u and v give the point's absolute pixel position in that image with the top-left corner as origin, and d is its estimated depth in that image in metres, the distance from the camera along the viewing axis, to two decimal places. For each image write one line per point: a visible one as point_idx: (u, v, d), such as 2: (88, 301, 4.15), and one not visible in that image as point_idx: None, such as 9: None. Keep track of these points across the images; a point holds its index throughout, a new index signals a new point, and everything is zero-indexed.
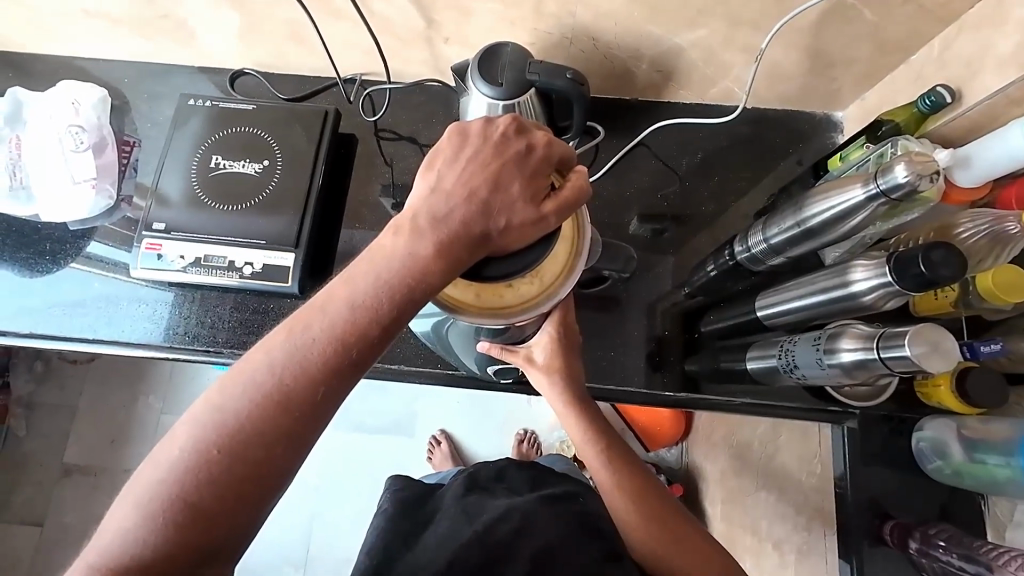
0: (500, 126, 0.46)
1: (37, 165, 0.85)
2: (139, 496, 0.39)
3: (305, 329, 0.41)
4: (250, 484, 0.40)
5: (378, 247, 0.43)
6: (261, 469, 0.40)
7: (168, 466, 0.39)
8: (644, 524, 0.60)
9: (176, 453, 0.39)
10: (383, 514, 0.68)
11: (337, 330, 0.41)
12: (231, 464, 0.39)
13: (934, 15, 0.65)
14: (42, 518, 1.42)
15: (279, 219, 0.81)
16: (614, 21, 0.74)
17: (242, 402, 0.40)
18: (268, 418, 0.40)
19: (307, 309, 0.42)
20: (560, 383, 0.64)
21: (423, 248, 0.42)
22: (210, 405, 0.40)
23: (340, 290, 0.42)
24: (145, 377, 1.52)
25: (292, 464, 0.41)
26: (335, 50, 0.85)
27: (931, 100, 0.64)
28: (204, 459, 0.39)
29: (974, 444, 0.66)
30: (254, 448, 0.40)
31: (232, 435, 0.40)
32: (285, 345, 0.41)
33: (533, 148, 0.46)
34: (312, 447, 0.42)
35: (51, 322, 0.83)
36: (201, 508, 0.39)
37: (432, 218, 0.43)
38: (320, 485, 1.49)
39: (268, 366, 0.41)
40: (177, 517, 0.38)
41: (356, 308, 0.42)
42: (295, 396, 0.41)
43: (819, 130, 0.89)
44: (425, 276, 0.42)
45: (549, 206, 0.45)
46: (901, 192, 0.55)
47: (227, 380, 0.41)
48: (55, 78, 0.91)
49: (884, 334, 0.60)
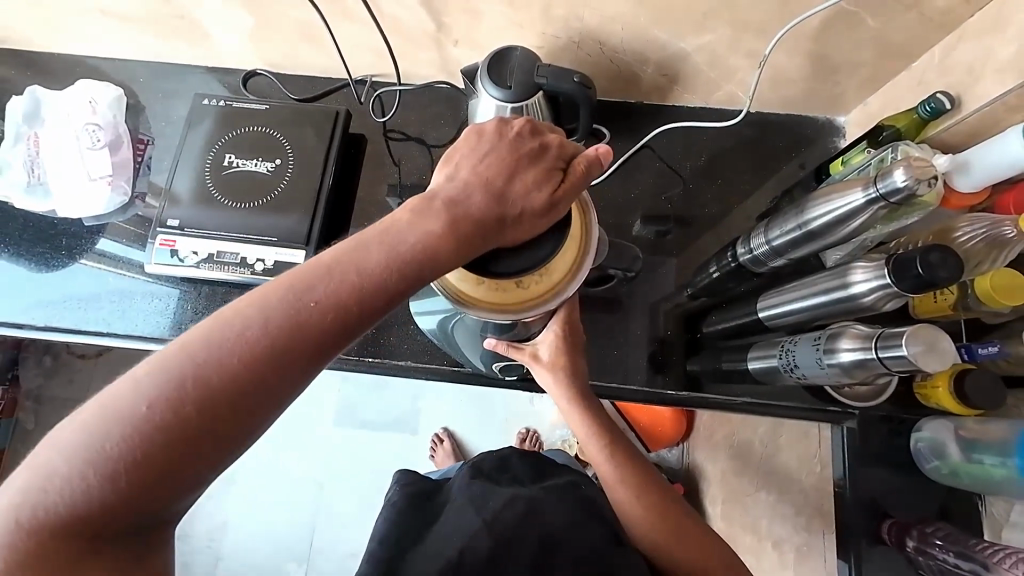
0: (515, 126, 0.48)
1: (55, 162, 0.86)
2: (96, 444, 0.37)
3: (308, 291, 0.41)
4: (216, 442, 0.39)
5: (391, 222, 0.44)
6: (228, 427, 0.39)
7: (133, 417, 0.37)
8: (646, 515, 0.62)
9: (143, 406, 0.38)
10: (393, 506, 0.67)
11: (339, 296, 0.41)
12: (200, 418, 0.38)
13: (936, 22, 0.66)
14: None
15: (290, 217, 0.83)
16: (622, 25, 0.76)
17: (227, 359, 0.39)
18: (250, 380, 0.39)
19: (309, 272, 0.42)
20: (566, 380, 0.65)
21: (435, 230, 0.43)
22: (191, 355, 0.39)
23: (347, 257, 0.42)
24: None
25: (260, 426, 0.41)
26: (346, 51, 0.87)
27: (930, 106, 0.66)
28: (174, 410, 0.38)
29: (971, 444, 0.67)
30: (233, 407, 0.39)
31: (211, 392, 0.38)
32: (283, 305, 0.40)
33: (547, 147, 0.48)
34: (284, 412, 0.42)
35: (66, 315, 0.85)
36: (157, 458, 0.37)
37: (447, 205, 0.44)
38: (324, 481, 1.51)
39: (261, 325, 0.40)
40: (136, 469, 0.37)
41: (362, 278, 0.42)
42: (282, 358, 0.40)
43: (822, 134, 0.90)
44: (436, 255, 0.43)
45: (561, 196, 0.46)
46: (900, 196, 0.56)
47: (214, 333, 0.39)
48: (71, 77, 0.93)
49: (882, 334, 0.62)
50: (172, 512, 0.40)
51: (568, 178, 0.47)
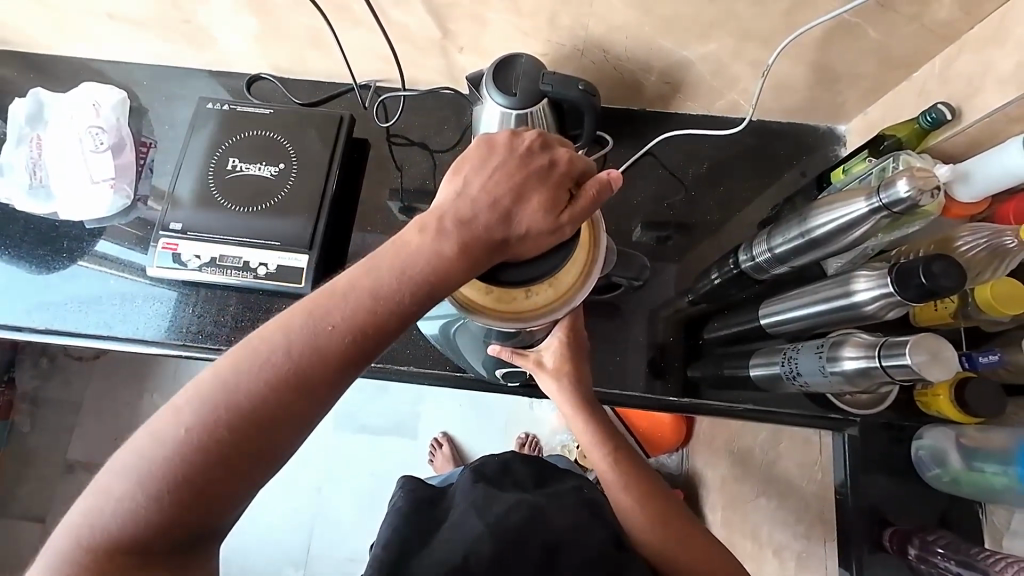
0: (526, 140, 0.47)
1: (58, 164, 0.86)
2: (140, 467, 0.38)
3: (325, 314, 0.41)
4: (251, 464, 0.39)
5: (402, 242, 0.44)
6: (261, 450, 0.39)
7: (172, 441, 0.38)
8: (649, 526, 0.61)
9: (182, 430, 0.38)
10: (397, 511, 0.67)
11: (357, 319, 0.41)
12: (233, 442, 0.39)
13: (937, 34, 0.67)
14: (46, 512, 1.44)
15: (294, 221, 0.83)
16: (626, 34, 0.76)
17: (254, 382, 0.39)
18: (278, 401, 0.40)
19: (326, 295, 0.42)
20: (570, 386, 0.65)
21: (447, 249, 0.43)
22: (220, 382, 0.39)
23: (361, 279, 0.42)
24: (150, 374, 1.53)
25: (290, 448, 0.41)
26: (352, 57, 0.87)
27: (931, 117, 0.66)
28: (209, 436, 0.38)
29: (972, 452, 0.68)
30: (265, 429, 0.39)
31: (241, 415, 0.39)
32: (303, 330, 0.41)
33: (556, 163, 0.46)
34: (312, 433, 0.42)
35: (66, 318, 0.84)
36: (199, 484, 0.38)
37: (457, 221, 0.43)
38: (322, 485, 1.50)
39: (284, 348, 0.40)
40: (178, 491, 0.38)
41: (378, 298, 0.42)
42: (307, 381, 0.40)
43: (823, 142, 0.91)
44: (448, 274, 0.43)
45: (566, 216, 0.45)
46: (903, 206, 0.56)
47: (240, 360, 0.40)
48: (75, 80, 0.93)
49: (885, 343, 0.62)
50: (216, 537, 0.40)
51: (577, 200, 0.45)
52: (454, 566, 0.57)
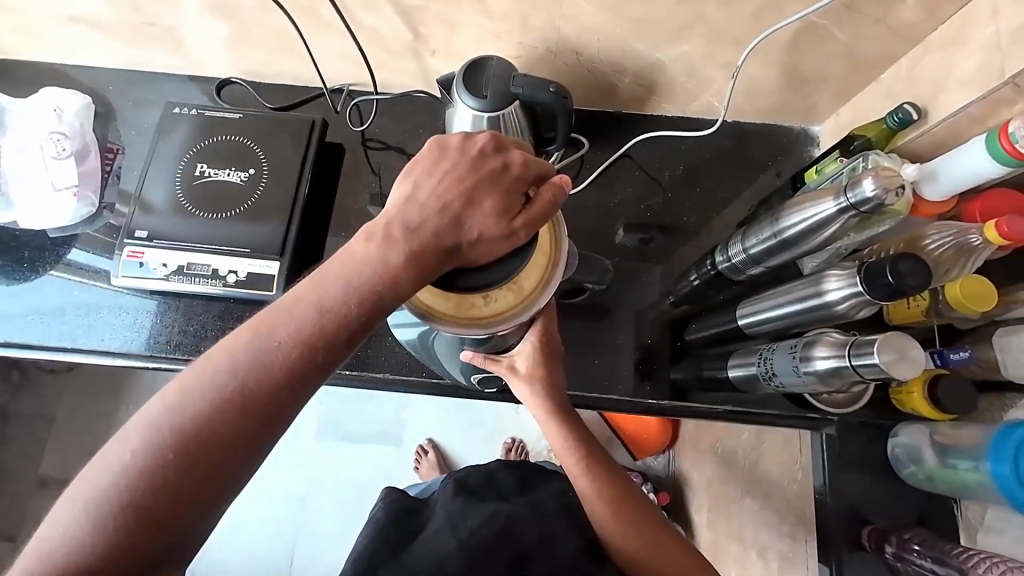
0: (478, 142, 0.46)
1: (17, 172, 0.83)
2: (86, 497, 0.36)
3: (272, 331, 0.40)
4: (203, 489, 0.37)
5: (350, 252, 0.42)
6: (213, 475, 0.38)
7: (118, 467, 0.36)
8: (623, 530, 0.59)
9: (128, 455, 0.37)
10: (375, 523, 0.65)
11: (305, 333, 0.40)
12: (182, 468, 0.37)
13: (902, 36, 0.68)
14: (17, 530, 1.39)
15: (265, 227, 0.81)
16: (599, 36, 0.76)
17: (200, 402, 0.38)
18: (227, 420, 0.38)
19: (273, 311, 0.41)
20: (541, 392, 0.64)
21: (395, 257, 0.41)
22: (167, 406, 0.38)
23: (308, 293, 0.41)
24: (126, 386, 1.49)
25: (245, 471, 0.39)
26: (323, 60, 0.86)
27: (898, 117, 0.67)
28: (156, 463, 0.37)
29: (946, 449, 0.69)
30: (215, 451, 0.38)
31: (189, 436, 0.37)
32: (250, 348, 0.39)
33: (509, 165, 0.45)
34: (268, 453, 0.40)
35: (28, 330, 0.81)
36: (148, 514, 0.36)
37: (406, 228, 0.42)
38: (306, 496, 1.47)
39: (230, 367, 0.39)
40: (124, 521, 0.36)
41: (326, 311, 0.40)
42: (257, 399, 0.39)
43: (797, 143, 0.91)
44: (397, 282, 0.41)
45: (519, 220, 0.44)
46: (869, 206, 0.57)
47: (187, 382, 0.38)
48: (37, 85, 0.91)
49: (855, 342, 0.62)
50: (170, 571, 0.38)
51: (531, 204, 0.44)
52: None
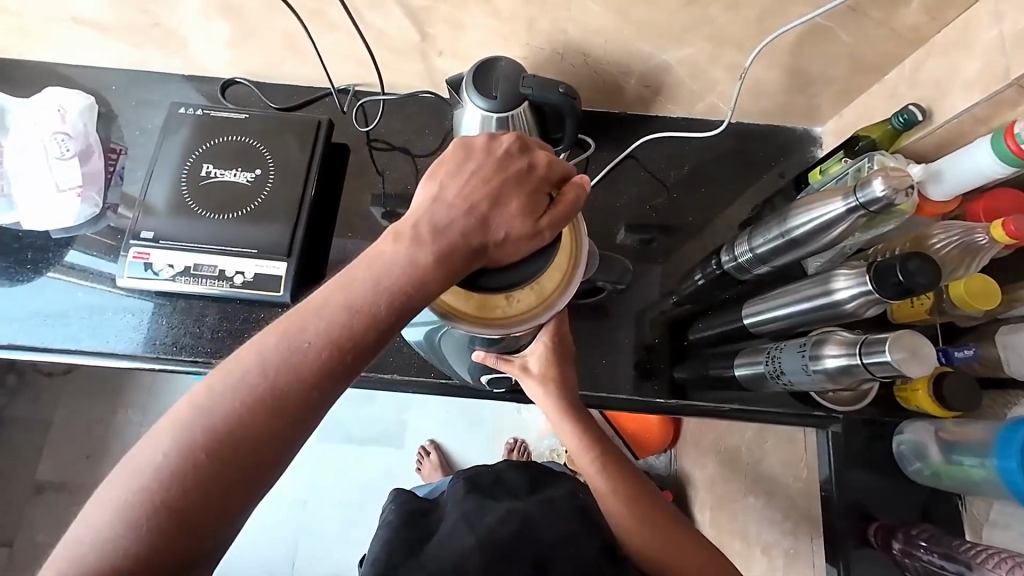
0: (504, 143, 0.46)
1: (19, 173, 0.82)
2: (117, 499, 0.36)
3: (301, 331, 0.40)
4: (234, 490, 0.37)
5: (376, 252, 0.42)
6: (244, 476, 0.38)
7: (150, 468, 0.36)
8: (637, 528, 0.61)
9: (159, 456, 0.37)
10: (388, 526, 0.64)
11: (334, 333, 0.40)
12: (214, 469, 0.37)
13: (905, 38, 0.69)
14: (13, 536, 1.37)
15: (272, 228, 0.81)
16: (605, 37, 0.77)
17: (231, 403, 0.38)
18: (257, 421, 0.38)
19: (301, 311, 0.41)
20: (554, 391, 0.65)
21: (423, 257, 0.42)
22: (197, 407, 0.38)
23: (336, 293, 0.41)
24: (124, 388, 1.48)
25: (274, 472, 0.39)
26: (330, 61, 0.85)
27: (903, 118, 0.68)
28: (188, 464, 0.37)
29: (951, 445, 0.70)
30: (245, 452, 0.38)
31: (220, 437, 0.37)
32: (279, 348, 0.39)
33: (535, 166, 0.45)
34: (296, 454, 0.40)
35: (32, 333, 0.80)
36: (180, 516, 0.36)
37: (433, 227, 0.43)
38: (307, 499, 1.46)
39: (259, 367, 0.39)
40: (156, 523, 0.36)
41: (354, 311, 0.40)
42: (287, 399, 0.39)
43: (800, 144, 0.92)
44: (425, 283, 0.41)
45: (545, 221, 0.44)
46: (879, 206, 0.57)
47: (217, 383, 0.38)
48: (38, 85, 0.90)
49: (866, 340, 0.62)
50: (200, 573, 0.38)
51: (555, 205, 0.44)
52: None
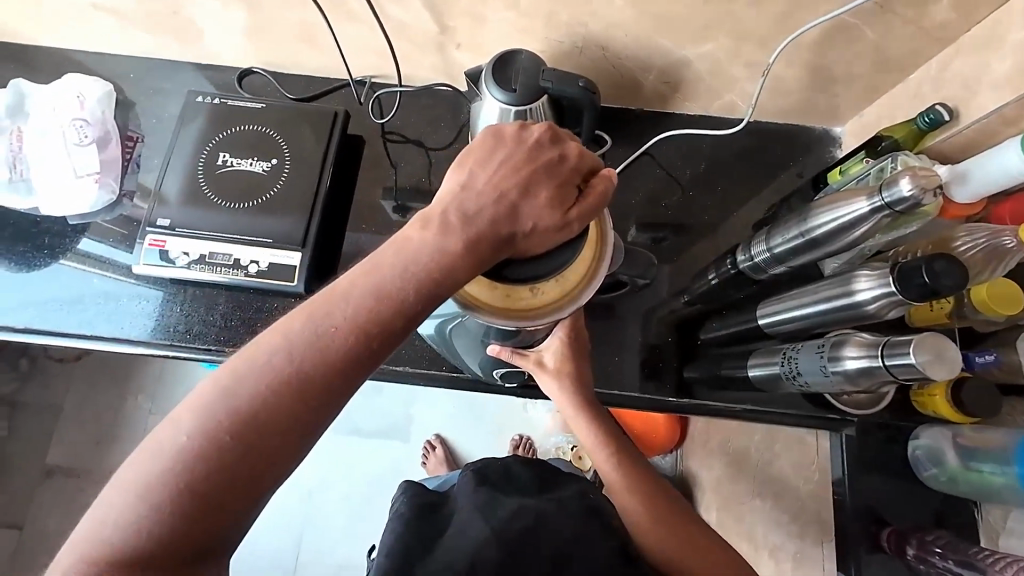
0: (535, 133, 0.45)
1: (38, 158, 0.83)
2: (141, 479, 0.36)
3: (328, 315, 0.40)
4: (256, 474, 0.37)
5: (404, 238, 0.42)
6: (267, 459, 0.38)
7: (174, 449, 0.36)
8: (653, 526, 0.61)
9: (183, 438, 0.37)
10: (399, 518, 0.63)
11: (360, 318, 0.40)
12: (238, 451, 0.37)
13: (933, 36, 0.68)
14: (23, 519, 1.39)
15: (287, 218, 0.81)
16: (625, 32, 0.76)
17: (256, 386, 0.38)
18: (282, 404, 0.38)
19: (328, 295, 0.40)
20: (570, 387, 0.65)
21: (451, 244, 0.41)
22: (222, 389, 0.38)
23: (364, 278, 0.41)
24: (134, 375, 1.49)
25: (296, 457, 0.39)
26: (347, 52, 0.85)
27: (929, 117, 0.66)
28: (212, 445, 0.37)
29: (971, 453, 0.68)
30: (269, 435, 0.38)
31: (244, 421, 0.37)
32: (305, 332, 0.39)
33: (565, 157, 0.45)
34: (318, 439, 0.40)
35: (48, 317, 0.81)
36: (203, 497, 0.36)
37: (462, 215, 0.42)
38: (312, 490, 1.47)
39: (285, 350, 0.39)
40: (180, 503, 0.36)
41: (381, 297, 0.40)
42: (312, 383, 0.39)
43: (819, 144, 0.91)
44: (453, 271, 0.41)
45: (574, 212, 0.43)
46: (904, 206, 0.56)
47: (242, 365, 0.38)
48: (57, 71, 0.90)
49: (889, 341, 0.61)
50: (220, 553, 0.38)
51: (584, 196, 0.44)
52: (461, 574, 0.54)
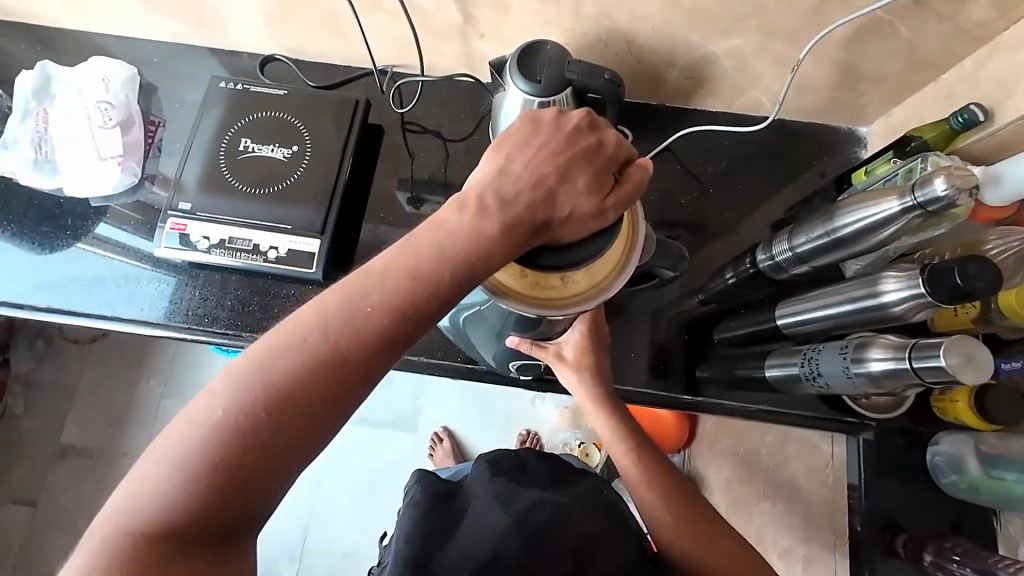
0: (573, 118, 0.45)
1: (65, 139, 0.84)
2: (178, 450, 0.37)
3: (364, 294, 0.40)
4: (289, 450, 0.38)
5: (440, 219, 0.42)
6: (300, 436, 0.38)
7: (210, 423, 0.37)
8: (672, 520, 0.61)
9: (219, 411, 0.37)
10: (416, 506, 0.61)
11: (396, 299, 0.40)
12: (272, 427, 0.37)
13: (969, 35, 0.66)
14: (36, 497, 1.41)
15: (306, 205, 0.81)
16: (651, 25, 0.75)
17: (292, 363, 0.38)
18: (317, 382, 0.38)
19: (365, 275, 0.40)
20: (589, 380, 0.65)
21: (488, 227, 0.41)
22: (258, 365, 0.38)
23: (400, 259, 0.41)
24: (147, 359, 1.51)
25: (329, 434, 0.39)
26: (370, 40, 0.85)
27: (963, 118, 0.65)
28: (248, 420, 0.37)
29: (994, 460, 0.68)
30: (303, 412, 0.38)
31: (280, 396, 0.37)
32: (342, 311, 0.39)
33: (604, 144, 0.44)
34: (350, 418, 0.40)
35: (69, 298, 0.82)
36: (238, 470, 0.37)
37: (499, 198, 0.42)
38: (320, 479, 1.48)
39: (321, 328, 0.39)
40: (216, 476, 0.36)
41: (417, 279, 0.40)
42: (347, 362, 0.39)
43: (843, 143, 0.90)
44: (491, 255, 0.41)
45: (612, 200, 0.43)
46: (938, 206, 0.55)
47: (278, 342, 0.38)
48: (82, 54, 0.91)
49: (916, 345, 0.60)
50: (252, 525, 0.39)
51: (621, 185, 0.44)
52: (480, 563, 0.55)
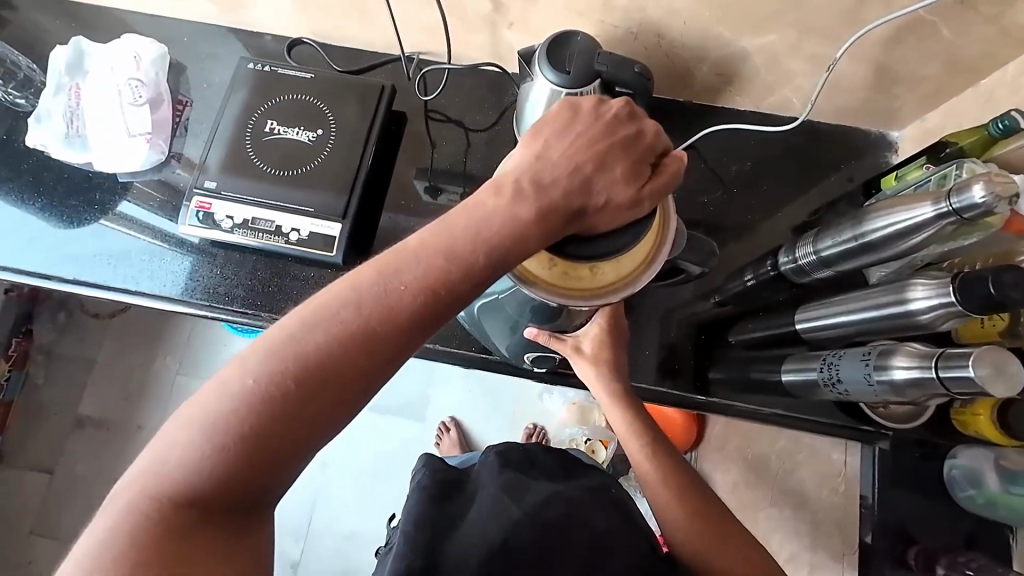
0: (613, 107, 0.45)
1: (97, 115, 0.86)
2: (207, 416, 0.37)
3: (397, 273, 0.40)
4: (315, 422, 0.38)
5: (475, 202, 0.42)
6: (327, 409, 0.38)
7: (240, 390, 0.37)
8: (683, 517, 0.61)
9: (249, 380, 0.38)
10: (422, 490, 0.63)
11: (429, 279, 0.40)
12: (300, 399, 0.38)
13: (1014, 39, 0.64)
14: (53, 464, 1.45)
15: (329, 188, 0.81)
16: (683, 19, 0.74)
17: (323, 336, 0.38)
18: (346, 358, 0.38)
19: (399, 253, 0.41)
20: (605, 374, 0.65)
21: (523, 211, 0.41)
22: (291, 337, 0.38)
23: (434, 239, 0.41)
24: (164, 335, 1.54)
25: (353, 410, 0.40)
26: (398, 26, 0.85)
27: (1003, 124, 0.63)
28: (277, 390, 0.38)
29: (1014, 475, 0.66)
30: (331, 386, 0.38)
31: (310, 369, 0.38)
32: (374, 289, 0.39)
33: (642, 134, 0.44)
34: (375, 395, 0.40)
35: (95, 271, 0.84)
36: (264, 439, 0.37)
37: (536, 183, 0.42)
38: (328, 461, 1.50)
39: (353, 304, 0.39)
40: (243, 444, 0.37)
41: (451, 260, 0.40)
42: (377, 339, 0.39)
43: (874, 147, 0.88)
44: (526, 240, 0.41)
45: (649, 190, 0.43)
46: (974, 213, 0.53)
47: (311, 315, 0.39)
48: (114, 31, 0.92)
49: (944, 353, 0.59)
50: (275, 494, 0.39)
51: (658, 175, 0.44)
52: (488, 552, 0.55)
